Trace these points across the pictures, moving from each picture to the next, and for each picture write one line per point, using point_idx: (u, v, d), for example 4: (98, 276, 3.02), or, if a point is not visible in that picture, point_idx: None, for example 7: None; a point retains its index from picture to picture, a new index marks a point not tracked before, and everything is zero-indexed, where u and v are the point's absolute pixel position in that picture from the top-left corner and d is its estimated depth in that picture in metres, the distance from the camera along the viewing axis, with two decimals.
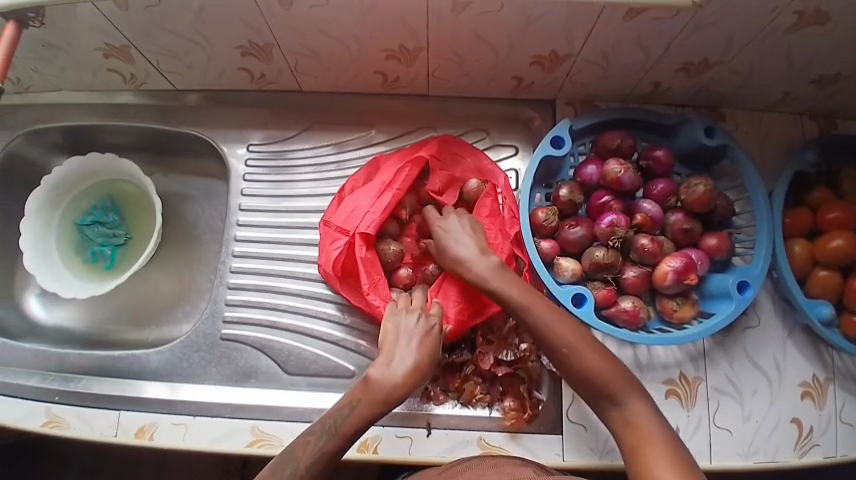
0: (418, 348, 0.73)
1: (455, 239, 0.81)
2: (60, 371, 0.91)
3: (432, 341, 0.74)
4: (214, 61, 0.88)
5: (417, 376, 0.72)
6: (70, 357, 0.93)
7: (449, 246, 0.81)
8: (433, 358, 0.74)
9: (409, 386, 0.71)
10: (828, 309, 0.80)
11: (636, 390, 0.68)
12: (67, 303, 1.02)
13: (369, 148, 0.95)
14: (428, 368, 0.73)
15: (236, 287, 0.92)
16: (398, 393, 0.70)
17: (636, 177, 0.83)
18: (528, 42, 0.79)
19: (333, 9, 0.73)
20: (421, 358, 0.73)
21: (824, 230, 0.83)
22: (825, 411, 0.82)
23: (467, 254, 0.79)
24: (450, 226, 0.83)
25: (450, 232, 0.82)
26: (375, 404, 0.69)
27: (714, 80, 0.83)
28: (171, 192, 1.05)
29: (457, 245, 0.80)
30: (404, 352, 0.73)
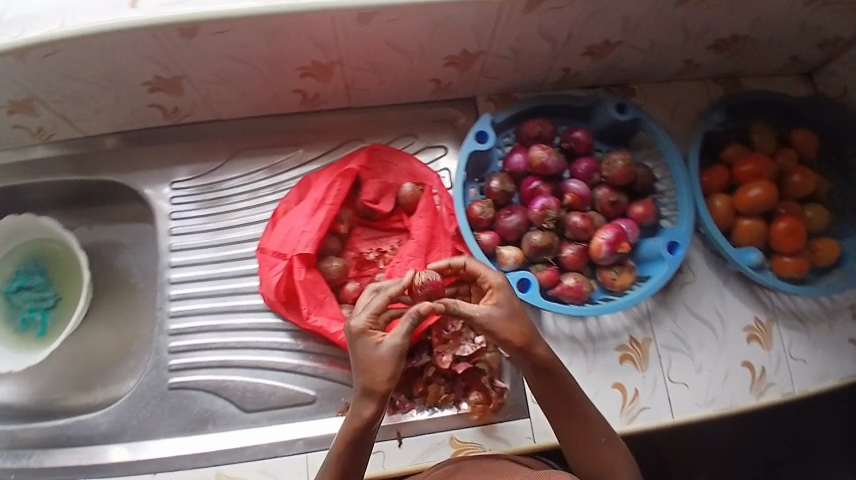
0: (362, 361, 0.65)
1: (508, 304, 0.68)
2: (8, 449, 0.85)
3: (371, 346, 0.65)
4: (124, 101, 0.85)
5: (376, 388, 0.63)
6: (16, 433, 0.87)
7: (499, 312, 0.67)
8: (385, 359, 0.64)
9: (375, 401, 0.64)
10: (756, 255, 0.86)
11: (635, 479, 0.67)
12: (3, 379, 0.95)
13: (301, 168, 0.94)
14: (382, 372, 0.64)
15: (179, 332, 0.89)
16: (365, 414, 0.64)
17: (560, 160, 0.86)
18: (439, 44, 0.81)
19: (237, 34, 0.73)
20: (369, 370, 0.64)
21: (741, 182, 0.89)
22: (773, 351, 0.88)
23: (525, 326, 0.67)
24: (502, 289, 0.68)
25: (501, 293, 0.68)
26: (350, 433, 0.64)
27: (618, 58, 0.87)
28: (99, 243, 1.00)
29: (516, 318, 0.67)
30: (359, 362, 0.65)
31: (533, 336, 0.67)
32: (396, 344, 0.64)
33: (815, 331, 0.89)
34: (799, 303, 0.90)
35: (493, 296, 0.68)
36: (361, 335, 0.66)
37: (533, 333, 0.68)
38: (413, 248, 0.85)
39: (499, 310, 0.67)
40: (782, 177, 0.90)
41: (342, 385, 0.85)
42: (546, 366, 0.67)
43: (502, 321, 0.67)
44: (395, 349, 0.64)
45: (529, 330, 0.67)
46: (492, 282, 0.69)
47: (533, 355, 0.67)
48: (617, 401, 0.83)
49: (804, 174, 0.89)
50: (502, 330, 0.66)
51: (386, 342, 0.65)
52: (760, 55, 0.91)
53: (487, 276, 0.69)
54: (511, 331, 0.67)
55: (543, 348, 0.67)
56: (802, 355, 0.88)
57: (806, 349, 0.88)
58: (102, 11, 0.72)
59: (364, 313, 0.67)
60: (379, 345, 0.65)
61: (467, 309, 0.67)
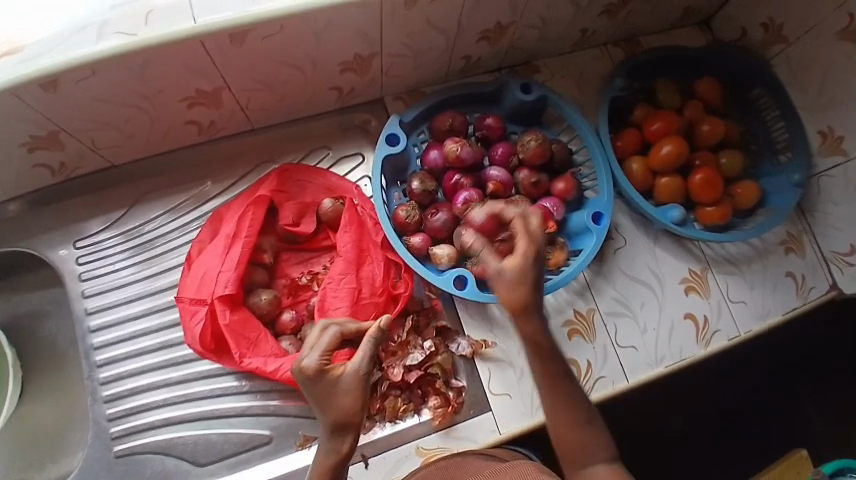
0: (327, 400, 0.59)
1: (522, 272, 0.56)
2: None
3: (334, 381, 0.59)
4: (3, 165, 0.78)
5: (348, 422, 0.59)
6: None
7: (504, 275, 0.57)
8: (352, 391, 0.59)
9: (349, 434, 0.60)
10: (678, 210, 0.87)
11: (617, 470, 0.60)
12: None
13: (223, 195, 0.89)
14: (352, 404, 0.59)
15: (113, 398, 0.83)
16: (343, 448, 0.60)
17: (475, 150, 0.85)
18: (328, 52, 0.77)
19: (105, 77, 0.68)
20: (336, 407, 0.59)
21: (653, 141, 0.90)
22: (712, 298, 0.90)
23: (523, 296, 0.56)
24: (528, 251, 0.57)
25: (522, 261, 0.57)
26: (325, 475, 0.60)
27: (515, 39, 0.86)
28: (19, 315, 0.94)
29: (521, 287, 0.56)
30: (327, 404, 0.59)
31: (529, 309, 0.57)
32: (361, 371, 0.60)
33: (748, 272, 0.91)
34: (728, 248, 0.92)
35: (513, 257, 0.57)
36: (318, 374, 0.59)
37: (538, 299, 0.58)
38: (343, 264, 0.82)
39: (506, 272, 0.57)
40: (692, 129, 0.92)
41: (298, 417, 0.82)
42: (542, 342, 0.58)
43: (504, 284, 0.57)
44: (361, 377, 0.60)
45: (532, 298, 0.57)
46: (526, 248, 0.57)
47: (520, 329, 0.58)
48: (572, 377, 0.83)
49: (713, 122, 0.90)
50: (498, 294, 0.58)
51: (349, 373, 0.60)
52: (652, 13, 0.91)
53: (518, 234, 0.58)
54: (507, 298, 0.57)
55: (534, 326, 0.58)
56: (738, 297, 0.90)
57: (741, 289, 0.91)
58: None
59: (314, 351, 0.60)
60: (343, 378, 0.59)
61: (485, 257, 0.59)
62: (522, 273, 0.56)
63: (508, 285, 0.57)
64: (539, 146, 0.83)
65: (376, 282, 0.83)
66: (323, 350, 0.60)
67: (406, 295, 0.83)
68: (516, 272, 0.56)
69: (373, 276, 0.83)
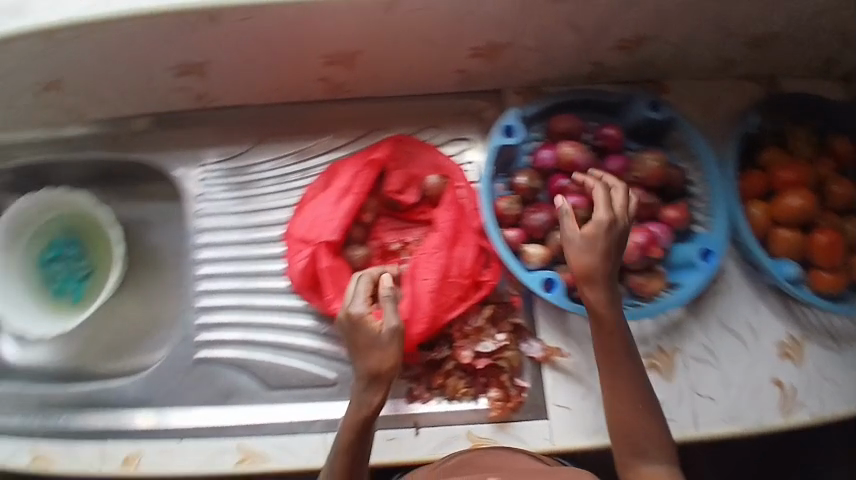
0: (364, 350, 0.65)
1: (595, 241, 0.67)
2: (41, 408, 0.91)
3: (370, 333, 0.65)
4: (153, 82, 0.87)
5: (380, 375, 0.65)
6: (47, 394, 0.92)
7: (580, 243, 0.68)
8: (386, 346, 0.64)
9: (379, 388, 0.65)
10: (793, 268, 0.82)
11: (664, 453, 0.64)
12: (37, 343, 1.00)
13: (330, 153, 0.94)
14: (384, 357, 0.64)
15: (210, 307, 0.91)
16: (372, 402, 0.65)
17: (590, 157, 0.84)
18: (464, 34, 0.79)
19: (257, 21, 0.75)
20: (370, 358, 0.64)
21: (779, 190, 0.84)
22: (804, 369, 0.83)
23: (595, 263, 0.67)
24: (603, 228, 0.68)
25: (595, 234, 0.68)
26: (355, 425, 0.64)
27: (653, 54, 0.83)
28: (134, 220, 1.03)
29: (592, 253, 0.67)
30: (363, 353, 0.65)
31: (592, 275, 0.67)
32: (395, 327, 0.65)
33: (851, 353, 0.84)
34: (837, 322, 0.84)
35: (588, 228, 0.68)
36: (357, 324, 0.66)
37: (604, 266, 0.67)
38: (438, 241, 0.86)
39: (578, 242, 0.68)
40: (821, 187, 0.85)
41: None
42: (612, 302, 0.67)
43: (576, 251, 0.68)
44: (395, 333, 0.65)
45: (600, 266, 0.67)
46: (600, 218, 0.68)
47: (589, 288, 0.68)
48: None
49: (843, 184, 0.84)
50: (570, 258, 0.68)
51: (383, 327, 0.65)
52: (805, 52, 0.85)
53: (599, 210, 0.68)
54: (575, 262, 0.68)
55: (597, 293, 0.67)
56: (835, 378, 0.83)
57: (842, 371, 0.83)
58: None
59: (357, 301, 0.68)
60: (378, 331, 0.65)
61: (569, 227, 0.69)
62: (593, 243, 0.67)
63: (587, 250, 0.67)
64: (660, 169, 0.82)
65: (464, 265, 0.85)
66: (363, 303, 0.67)
67: (490, 283, 0.86)
68: (590, 235, 0.67)
69: (464, 259, 0.86)
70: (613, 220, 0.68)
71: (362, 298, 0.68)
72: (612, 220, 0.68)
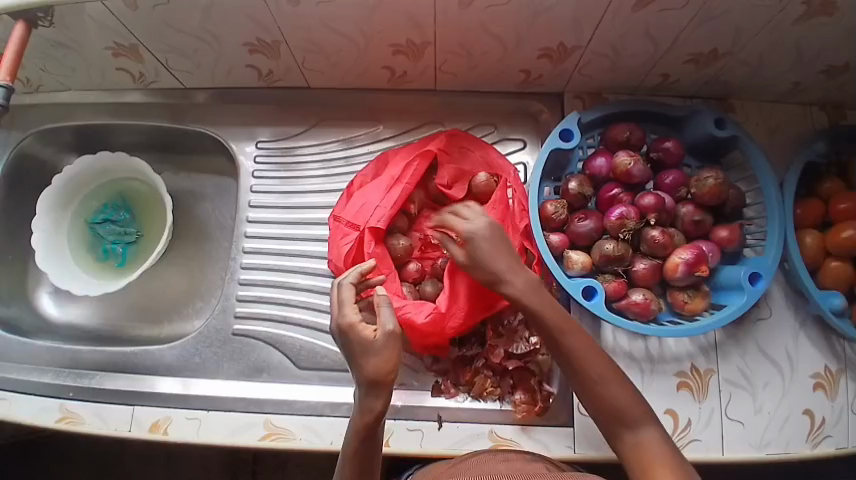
0: (359, 357, 0.60)
1: (477, 253, 0.72)
2: (73, 368, 0.92)
3: (362, 338, 0.60)
4: (220, 58, 0.88)
5: (378, 382, 0.59)
6: (83, 354, 0.94)
7: (466, 261, 0.72)
8: (382, 350, 0.60)
9: (379, 394, 0.59)
10: (840, 300, 0.80)
11: (648, 417, 0.63)
12: (81, 300, 1.03)
13: (375, 144, 0.96)
14: (381, 361, 0.59)
15: (247, 283, 0.93)
16: (374, 409, 0.60)
17: (645, 169, 0.83)
18: (536, 34, 0.78)
19: (340, 6, 0.74)
20: (367, 363, 0.59)
21: (836, 221, 0.83)
22: (837, 402, 0.82)
23: (491, 271, 0.71)
24: (473, 240, 0.72)
25: (471, 246, 0.73)
26: (364, 432, 0.61)
27: (722, 71, 0.82)
28: (184, 190, 1.06)
29: (481, 260, 0.72)
30: (358, 363, 0.61)
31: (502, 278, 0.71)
32: (389, 330, 0.60)
33: None
34: None
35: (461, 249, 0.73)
36: (347, 332, 0.62)
37: (501, 269, 0.71)
38: None
39: (466, 259, 0.73)
40: None
41: None
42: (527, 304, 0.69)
43: (470, 267, 0.72)
44: (390, 335, 0.60)
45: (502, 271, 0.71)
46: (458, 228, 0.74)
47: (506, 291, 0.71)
48: (668, 428, 0.81)
49: None
50: (476, 274, 0.72)
51: (378, 331, 0.61)
52: None
53: (454, 226, 0.74)
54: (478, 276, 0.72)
55: (514, 287, 0.70)
56: None
57: None
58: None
59: (344, 309, 0.64)
60: (371, 336, 0.60)
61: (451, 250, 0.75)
62: (478, 255, 0.72)
63: (475, 264, 0.72)
64: (720, 188, 0.80)
65: None
66: (352, 309, 0.64)
67: None
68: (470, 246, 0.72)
69: None
70: (470, 226, 0.73)
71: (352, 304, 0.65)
72: (468, 228, 0.73)
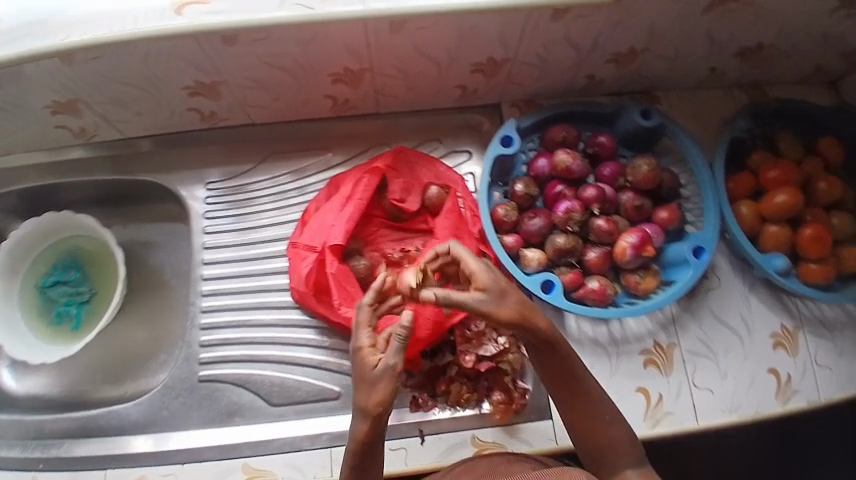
0: (356, 381, 0.63)
1: (501, 290, 0.63)
2: (40, 438, 0.88)
3: (365, 365, 0.62)
4: (162, 103, 0.88)
5: (367, 410, 0.61)
6: (46, 422, 0.89)
7: (488, 298, 0.62)
8: (374, 386, 0.61)
9: (369, 422, 0.62)
10: (782, 260, 0.85)
11: (629, 453, 0.67)
12: (38, 370, 0.99)
13: (329, 171, 0.97)
14: (374, 394, 0.61)
15: (208, 327, 0.92)
16: (361, 432, 0.63)
17: (584, 164, 0.88)
18: (466, 50, 0.83)
19: (275, 41, 0.76)
20: (364, 389, 0.62)
21: (767, 189, 0.89)
22: (800, 358, 0.87)
23: (517, 308, 0.62)
24: (490, 272, 0.64)
25: (490, 281, 0.63)
26: (354, 452, 0.64)
27: (642, 66, 0.89)
28: (136, 241, 1.04)
29: (503, 298, 0.63)
30: (357, 388, 0.63)
31: (530, 314, 0.63)
32: (388, 369, 0.60)
33: (841, 339, 0.88)
34: (827, 312, 0.89)
35: (479, 283, 0.63)
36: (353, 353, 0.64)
37: (530, 307, 0.64)
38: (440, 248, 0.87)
39: (488, 297, 0.62)
40: (809, 183, 0.89)
41: None
42: (553, 344, 0.65)
43: (495, 305, 0.62)
44: (390, 371, 0.61)
45: (527, 309, 0.63)
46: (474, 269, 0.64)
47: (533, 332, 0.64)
48: (641, 405, 0.84)
49: (829, 181, 0.89)
50: (499, 312, 0.61)
51: (381, 361, 0.61)
52: (787, 65, 0.92)
53: (471, 262, 0.65)
54: (505, 314, 0.62)
55: (541, 322, 0.64)
56: (829, 365, 0.87)
57: (835, 357, 0.87)
58: (137, 17, 0.74)
59: (357, 331, 0.65)
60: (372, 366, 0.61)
61: (459, 296, 0.61)
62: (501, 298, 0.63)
63: (499, 303, 0.62)
64: (653, 172, 0.86)
65: None
66: (363, 334, 0.64)
67: None
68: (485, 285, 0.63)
69: None
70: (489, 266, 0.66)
71: (364, 327, 0.65)
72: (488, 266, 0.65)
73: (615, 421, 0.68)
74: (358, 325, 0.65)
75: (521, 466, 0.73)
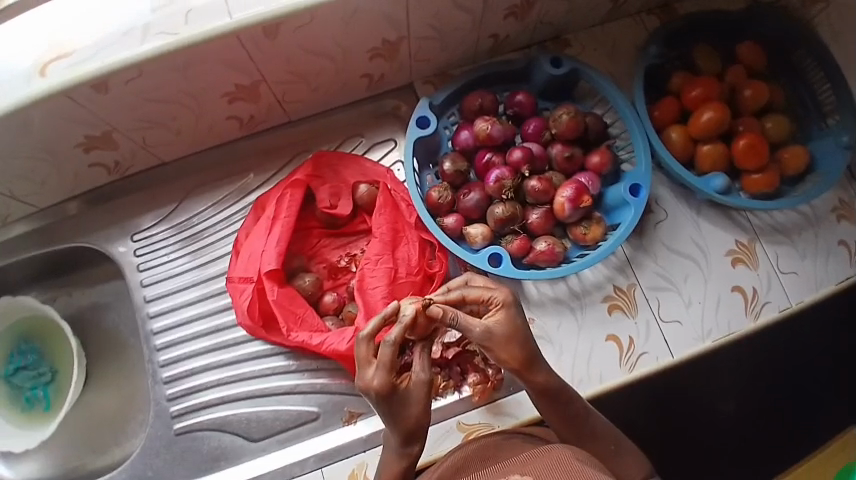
0: (391, 410, 0.60)
1: (514, 327, 0.62)
2: None
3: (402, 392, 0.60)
4: (62, 166, 0.84)
5: (412, 431, 0.60)
6: None
7: (497, 333, 0.61)
8: (417, 406, 0.60)
9: (412, 441, 0.61)
10: (721, 179, 0.84)
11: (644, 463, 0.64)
12: (32, 453, 0.95)
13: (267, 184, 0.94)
14: (417, 412, 0.60)
15: (173, 379, 0.90)
16: (404, 452, 0.62)
17: (505, 127, 0.85)
18: (357, 40, 0.79)
19: (151, 77, 0.73)
20: (405, 415, 0.60)
21: (693, 109, 0.87)
22: (761, 270, 0.86)
23: (523, 350, 0.62)
24: (512, 307, 0.62)
25: (505, 315, 0.62)
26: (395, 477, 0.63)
27: (543, 13, 0.85)
28: (83, 308, 1.01)
29: (514, 339, 0.61)
30: (396, 418, 0.60)
31: (535, 358, 0.62)
32: (429, 385, 0.60)
33: (800, 241, 0.88)
34: (779, 217, 0.88)
35: (496, 317, 0.62)
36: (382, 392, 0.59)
37: (535, 355, 0.63)
38: (380, 246, 0.86)
39: (498, 332, 0.61)
40: (734, 94, 0.89)
41: (343, 395, 0.86)
42: (547, 391, 0.63)
43: (502, 343, 0.61)
44: (426, 385, 0.60)
45: (533, 352, 0.62)
46: (495, 301, 0.63)
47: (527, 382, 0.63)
48: (613, 352, 0.83)
49: (755, 87, 0.87)
50: (508, 351, 0.61)
51: (414, 380, 0.60)
52: None
53: (490, 296, 0.63)
54: (509, 354, 0.61)
55: (541, 374, 0.63)
56: (792, 270, 0.87)
57: (797, 261, 0.87)
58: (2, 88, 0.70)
59: (377, 370, 0.59)
60: (409, 389, 0.60)
61: (467, 320, 0.62)
62: (514, 336, 0.61)
63: (508, 342, 0.61)
64: (575, 120, 0.84)
65: (412, 262, 0.86)
66: (389, 371, 0.59)
67: (441, 273, 0.85)
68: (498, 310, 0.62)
69: (409, 257, 0.86)
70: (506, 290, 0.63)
71: (387, 363, 0.59)
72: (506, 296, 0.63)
73: (619, 453, 0.64)
74: (378, 362, 0.59)
75: (512, 445, 0.68)
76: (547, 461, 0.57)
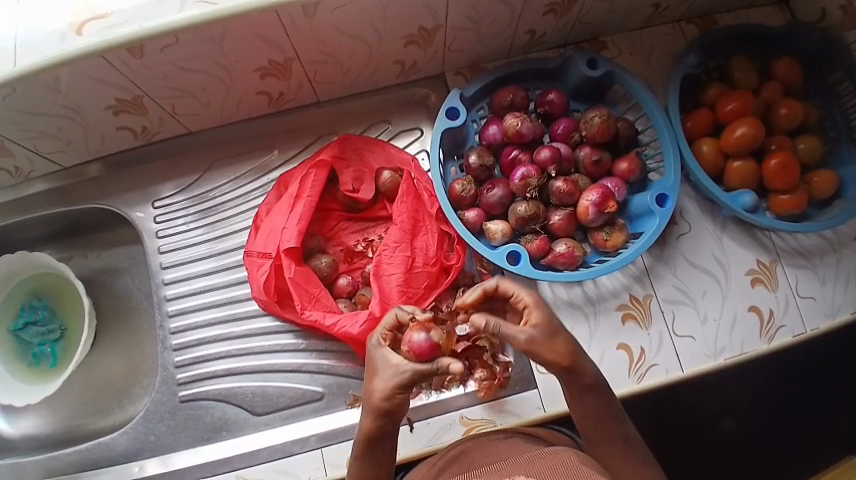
0: (372, 373, 0.62)
1: (551, 319, 0.63)
2: (45, 474, 0.87)
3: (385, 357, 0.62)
4: (91, 127, 0.85)
5: (375, 401, 0.60)
6: (51, 459, 0.87)
7: (539, 334, 0.62)
8: (388, 377, 0.60)
9: (372, 416, 0.61)
10: (749, 197, 0.83)
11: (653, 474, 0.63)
12: (34, 409, 0.96)
13: (288, 163, 0.94)
14: (382, 386, 0.60)
15: (182, 348, 0.90)
16: (366, 426, 0.62)
17: (535, 125, 0.85)
18: (393, 24, 0.78)
19: (186, 45, 0.72)
20: (374, 382, 0.61)
21: (727, 123, 0.86)
22: (780, 291, 0.85)
23: (567, 344, 0.63)
24: (537, 307, 0.64)
25: (540, 312, 0.64)
26: (361, 446, 0.63)
27: (582, 14, 0.84)
28: (98, 270, 1.01)
29: (557, 334, 0.63)
30: (370, 382, 0.62)
31: (578, 353, 0.63)
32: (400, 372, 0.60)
33: (821, 266, 0.86)
34: (804, 241, 0.87)
35: (529, 317, 0.63)
36: (380, 347, 0.63)
37: (577, 351, 0.64)
38: (400, 234, 0.85)
39: (538, 332, 0.62)
40: (769, 112, 0.87)
41: (349, 378, 0.86)
42: (591, 388, 0.65)
43: (544, 341, 0.62)
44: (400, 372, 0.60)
45: (575, 349, 0.63)
46: (528, 301, 0.64)
47: (580, 374, 0.63)
48: (624, 362, 0.82)
49: (790, 106, 0.86)
50: (552, 347, 0.62)
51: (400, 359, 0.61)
52: None
53: (520, 295, 0.65)
54: (553, 351, 0.62)
55: (589, 364, 0.64)
56: (812, 294, 0.85)
57: (818, 286, 0.86)
58: (36, 49, 0.71)
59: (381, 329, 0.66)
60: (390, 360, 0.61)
61: (509, 327, 0.62)
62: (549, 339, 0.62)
63: (551, 336, 0.62)
64: (607, 125, 0.83)
65: (429, 253, 0.85)
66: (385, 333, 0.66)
67: (457, 266, 0.85)
68: (535, 306, 0.64)
69: (427, 247, 0.86)
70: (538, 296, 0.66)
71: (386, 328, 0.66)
72: (537, 299, 0.65)
73: (640, 465, 0.64)
74: (383, 323, 0.67)
75: (515, 444, 0.67)
76: (554, 464, 0.55)
